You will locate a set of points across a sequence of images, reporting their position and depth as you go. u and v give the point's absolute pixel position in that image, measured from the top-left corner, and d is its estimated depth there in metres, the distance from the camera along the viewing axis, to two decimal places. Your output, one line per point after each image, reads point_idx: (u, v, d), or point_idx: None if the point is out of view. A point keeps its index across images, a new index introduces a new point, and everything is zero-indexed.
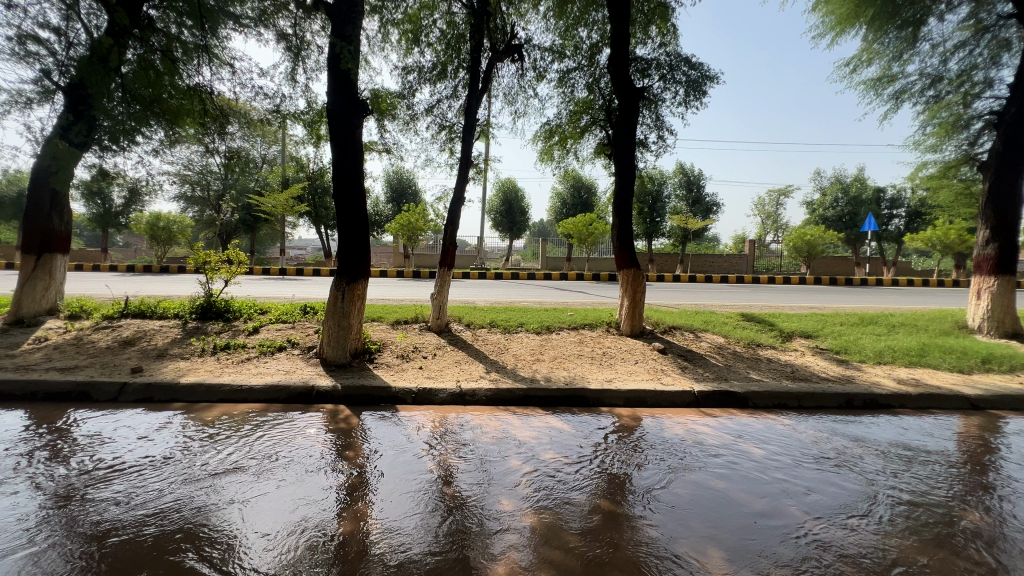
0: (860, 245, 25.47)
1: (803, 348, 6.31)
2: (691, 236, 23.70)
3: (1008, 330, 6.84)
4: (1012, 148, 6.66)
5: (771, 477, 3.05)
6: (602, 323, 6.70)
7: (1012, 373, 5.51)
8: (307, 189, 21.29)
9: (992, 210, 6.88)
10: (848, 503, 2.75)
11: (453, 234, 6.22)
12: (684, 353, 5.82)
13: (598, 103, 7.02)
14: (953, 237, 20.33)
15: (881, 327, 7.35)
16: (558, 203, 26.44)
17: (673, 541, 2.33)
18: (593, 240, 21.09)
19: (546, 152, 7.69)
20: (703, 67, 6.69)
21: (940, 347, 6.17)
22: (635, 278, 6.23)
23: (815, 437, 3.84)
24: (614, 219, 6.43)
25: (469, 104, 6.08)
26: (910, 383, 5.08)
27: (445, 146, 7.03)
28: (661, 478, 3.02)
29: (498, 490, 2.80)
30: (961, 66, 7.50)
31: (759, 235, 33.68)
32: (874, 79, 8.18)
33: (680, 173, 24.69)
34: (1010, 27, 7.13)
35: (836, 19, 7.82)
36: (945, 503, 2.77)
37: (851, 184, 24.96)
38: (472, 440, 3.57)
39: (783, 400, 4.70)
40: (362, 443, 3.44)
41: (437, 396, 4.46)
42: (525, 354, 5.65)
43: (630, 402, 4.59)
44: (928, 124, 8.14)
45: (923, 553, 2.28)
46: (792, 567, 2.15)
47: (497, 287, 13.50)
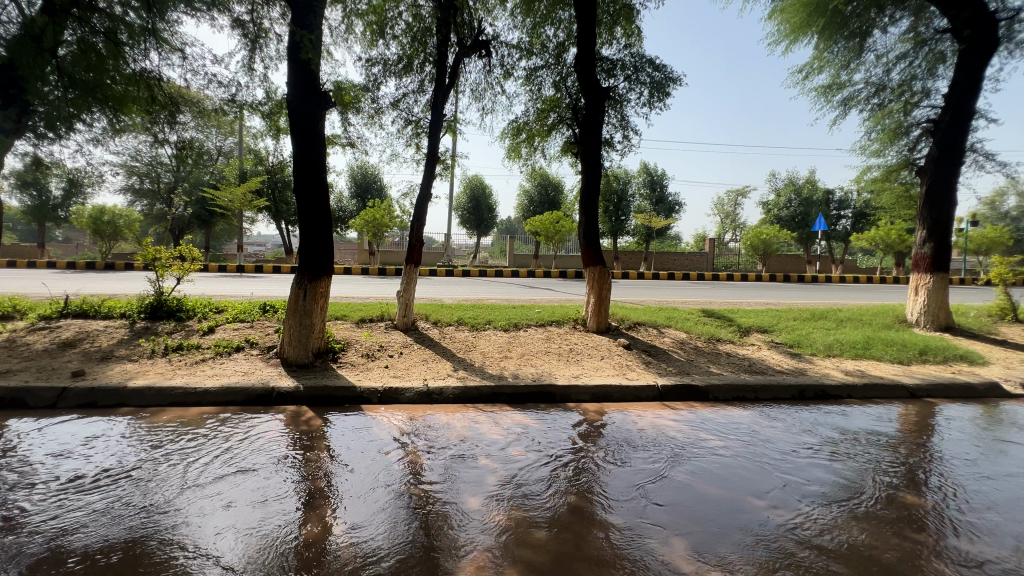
0: (811, 244, 26.77)
1: (759, 342, 6.58)
2: (654, 235, 24.29)
3: (942, 323, 7.38)
4: (947, 154, 7.14)
5: (730, 468, 3.17)
6: (569, 320, 6.78)
7: (946, 364, 5.94)
8: (267, 183, 20.52)
9: (929, 212, 7.36)
10: (802, 489, 2.89)
11: (420, 231, 6.14)
12: (648, 349, 5.97)
13: (566, 101, 7.08)
14: (894, 237, 21.69)
15: (830, 321, 7.77)
16: (525, 201, 26.54)
17: (641, 533, 2.38)
18: (560, 238, 21.29)
19: (514, 149, 7.69)
20: (666, 69, 6.85)
21: (883, 339, 6.57)
22: (601, 275, 6.32)
23: (771, 428, 4.02)
24: (580, 217, 6.50)
25: (436, 99, 6.00)
26: (856, 374, 5.40)
27: (411, 141, 6.91)
28: (628, 472, 3.08)
29: (468, 488, 2.79)
30: (902, 76, 8.01)
31: (719, 233, 34.90)
32: (825, 86, 8.61)
33: (644, 172, 25.21)
34: (945, 41, 7.64)
35: (790, 27, 8.17)
36: (888, 486, 2.96)
37: (803, 186, 26.18)
38: (439, 439, 3.54)
39: (741, 392, 4.90)
40: (323, 446, 3.34)
41: (403, 395, 4.40)
42: (493, 351, 5.64)
43: (596, 398, 4.67)
44: (873, 130, 8.62)
45: (870, 535, 2.42)
46: (750, 553, 2.24)
47: (464, 285, 13.42)
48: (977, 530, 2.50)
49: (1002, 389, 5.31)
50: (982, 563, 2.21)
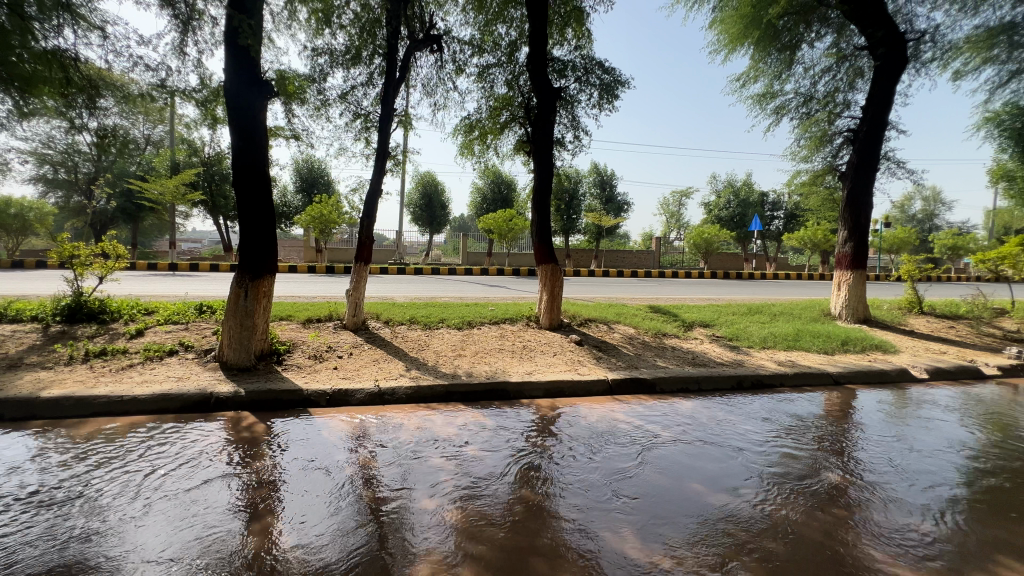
0: (748, 244, 28.45)
1: (702, 336, 6.93)
2: (604, 233, 24.93)
3: (861, 316, 8.07)
4: (865, 161, 7.81)
5: (675, 457, 3.32)
6: (523, 317, 6.84)
7: (864, 353, 6.51)
8: (201, 176, 19.24)
9: (850, 214, 8.02)
10: (740, 474, 3.07)
11: (370, 227, 5.97)
12: (599, 344, 6.13)
13: (518, 100, 7.12)
14: (820, 237, 23.47)
15: (765, 315, 8.31)
16: (478, 199, 26.44)
17: (593, 525, 2.44)
18: (513, 236, 21.38)
19: (466, 146, 7.63)
20: (615, 72, 7.04)
21: (811, 332, 7.11)
22: (554, 272, 6.41)
23: (712, 417, 4.25)
24: (533, 215, 6.56)
25: (386, 93, 5.85)
26: (787, 365, 5.81)
27: (360, 136, 6.70)
28: (580, 465, 3.16)
29: (421, 489, 2.76)
30: (827, 89, 8.67)
31: (664, 232, 36.30)
32: (760, 95, 9.16)
33: (595, 172, 25.78)
34: (863, 58, 8.34)
35: (728, 38, 8.63)
36: (814, 467, 3.21)
37: (740, 188, 27.75)
38: (391, 440, 3.48)
39: (685, 384, 5.14)
40: (268, 452, 3.20)
41: (353, 396, 4.28)
42: (446, 349, 5.60)
43: (549, 393, 4.75)
44: (802, 138, 9.27)
45: (799, 512, 2.61)
46: (694, 535, 2.36)
47: (415, 283, 13.19)
48: (890, 502, 2.76)
49: (910, 374, 5.89)
50: (894, 531, 2.45)
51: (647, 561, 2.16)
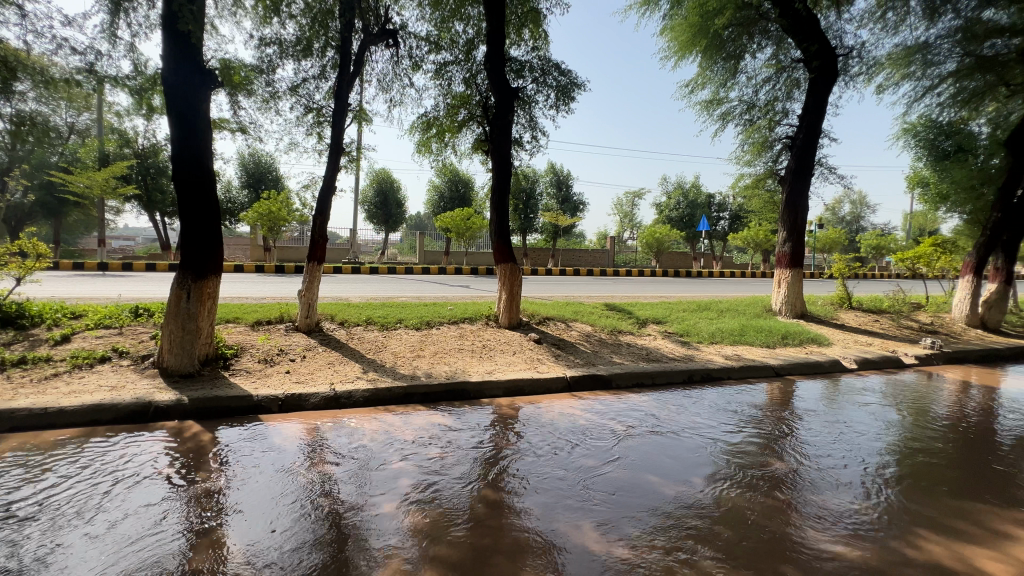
0: (696, 243, 29.72)
1: (655, 332, 7.19)
2: (561, 232, 25.30)
3: (798, 312, 8.63)
4: (802, 166, 8.35)
5: (632, 451, 3.42)
6: (482, 316, 6.83)
7: (801, 346, 6.97)
8: (135, 169, 17.89)
9: (789, 216, 8.54)
10: (692, 464, 3.21)
11: (323, 225, 5.77)
12: (557, 342, 6.23)
13: (476, 99, 7.09)
14: (762, 237, 24.93)
15: (713, 312, 8.71)
16: (435, 197, 26.14)
17: (554, 521, 2.48)
18: (471, 235, 21.29)
19: (424, 144, 7.53)
20: (571, 74, 7.16)
21: (754, 327, 7.53)
22: (512, 271, 6.44)
23: (666, 410, 4.42)
24: (492, 214, 6.56)
25: (339, 87, 5.67)
26: (734, 358, 6.14)
27: (313, 130, 6.45)
28: (541, 462, 3.20)
29: (380, 493, 2.70)
30: (767, 97, 9.20)
31: (618, 232, 37.25)
32: (707, 101, 9.59)
33: (551, 172, 26.06)
34: (799, 70, 8.91)
35: (678, 45, 8.99)
36: (759, 454, 3.41)
37: (689, 190, 28.95)
38: (348, 445, 3.38)
39: (640, 378, 5.31)
40: (216, 462, 3.04)
41: (307, 401, 4.13)
42: (404, 350, 5.50)
43: (509, 392, 4.77)
44: (746, 143, 9.78)
45: (745, 498, 2.76)
46: (651, 525, 2.45)
47: (371, 282, 12.85)
48: (823, 483, 2.98)
49: (841, 364, 6.37)
50: (829, 511, 2.64)
51: (607, 553, 2.22)
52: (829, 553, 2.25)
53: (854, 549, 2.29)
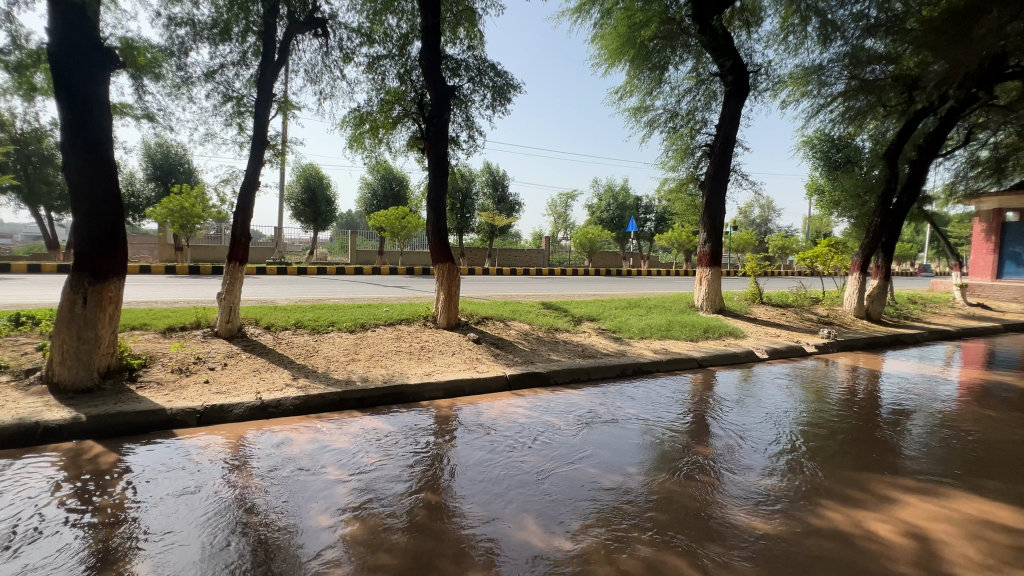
0: (626, 243, 31.12)
1: (589, 330, 7.44)
2: (497, 232, 25.43)
3: (717, 307, 9.32)
4: (720, 172, 9.00)
5: (571, 445, 3.52)
6: (419, 317, 6.69)
7: (721, 339, 7.53)
8: (13, 156, 15.63)
9: (709, 219, 9.18)
10: (626, 454, 3.36)
11: (245, 222, 5.38)
12: (497, 341, 6.26)
13: (410, 95, 6.94)
14: (684, 238, 26.64)
15: (643, 308, 9.18)
16: (368, 194, 25.25)
17: (496, 520, 2.48)
18: (406, 234, 20.78)
19: (356, 139, 7.23)
20: (507, 76, 7.21)
21: (679, 322, 8.03)
22: (450, 270, 6.37)
23: (602, 405, 4.58)
24: (429, 213, 6.46)
25: (263, 76, 5.32)
26: (662, 352, 6.50)
27: (232, 121, 5.99)
28: (483, 461, 3.20)
29: (312, 507, 2.56)
30: (689, 107, 9.85)
31: (552, 232, 38.04)
32: (635, 108, 10.09)
33: (487, 172, 26.06)
34: (716, 83, 9.62)
35: (608, 53, 9.38)
36: (686, 441, 3.64)
37: (618, 193, 30.28)
38: (275, 456, 3.19)
39: (576, 374, 5.47)
40: (123, 485, 2.74)
41: (230, 413, 3.83)
42: (338, 354, 5.26)
43: (449, 393, 4.72)
44: (671, 149, 10.39)
45: (675, 484, 2.93)
46: (590, 515, 2.54)
47: (300, 284, 12.13)
48: (736, 463, 3.26)
49: (755, 355, 6.96)
50: (748, 489, 2.88)
51: (549, 547, 2.26)
52: (748, 528, 2.46)
53: (770, 523, 2.50)
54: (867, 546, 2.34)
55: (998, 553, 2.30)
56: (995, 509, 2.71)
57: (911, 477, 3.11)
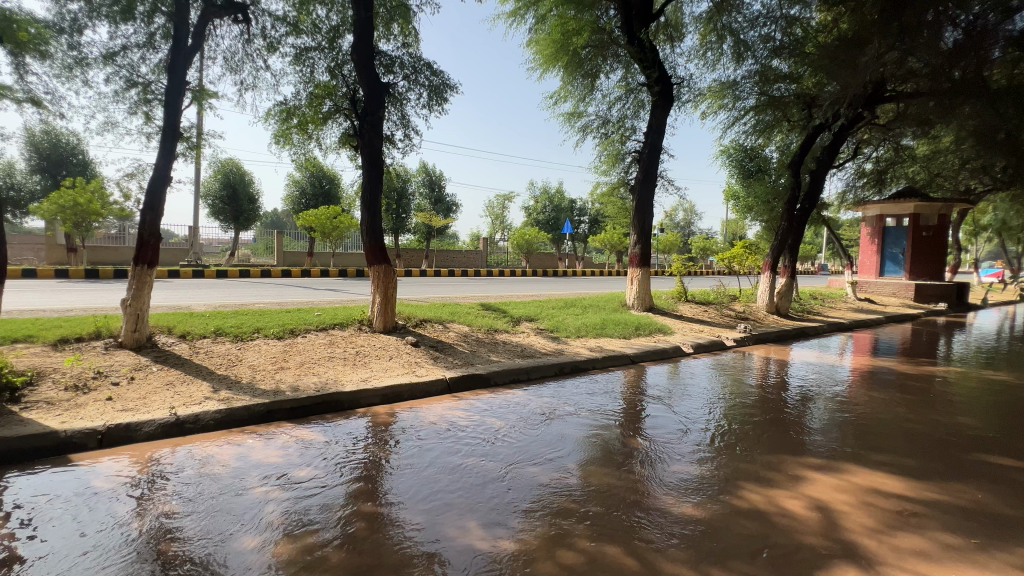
0: (561, 244, 31.93)
1: (528, 330, 7.54)
2: (434, 232, 25.11)
3: (647, 306, 9.81)
4: (649, 178, 9.48)
5: (512, 445, 3.54)
6: (353, 321, 6.43)
7: (651, 335, 7.93)
8: None
9: (639, 222, 9.64)
10: (567, 451, 3.45)
11: (154, 221, 4.90)
12: (435, 344, 6.17)
13: (342, 90, 6.67)
14: (616, 239, 27.79)
15: (579, 308, 9.45)
16: (295, 192, 23.88)
17: (437, 526, 2.44)
18: (338, 234, 19.90)
19: (282, 134, 6.83)
20: (444, 75, 7.12)
21: (613, 321, 8.35)
22: (387, 272, 6.19)
23: (541, 403, 4.65)
24: (363, 213, 6.23)
25: (174, 61, 4.87)
26: (597, 350, 6.74)
27: (137, 110, 5.43)
28: (422, 467, 3.13)
29: (237, 530, 2.37)
30: (619, 115, 10.29)
31: (490, 233, 38.15)
32: (569, 114, 10.38)
33: (423, 171, 25.60)
34: (644, 93, 10.13)
35: (543, 58, 9.60)
36: (621, 435, 3.80)
37: (554, 195, 31.01)
38: (193, 477, 2.93)
39: (516, 374, 5.53)
40: (7, 523, 2.40)
41: (138, 432, 3.46)
42: (264, 363, 4.93)
43: (386, 399, 4.58)
44: (603, 154, 10.81)
45: (612, 477, 3.05)
46: (533, 514, 2.58)
47: (219, 288, 11.23)
48: (665, 452, 3.46)
49: (681, 350, 7.41)
50: (677, 477, 3.05)
51: (492, 549, 2.26)
52: (678, 514, 2.61)
53: (697, 508, 2.67)
54: (781, 522, 2.56)
55: (886, 518, 2.62)
56: (884, 479, 3.08)
57: (816, 456, 3.44)
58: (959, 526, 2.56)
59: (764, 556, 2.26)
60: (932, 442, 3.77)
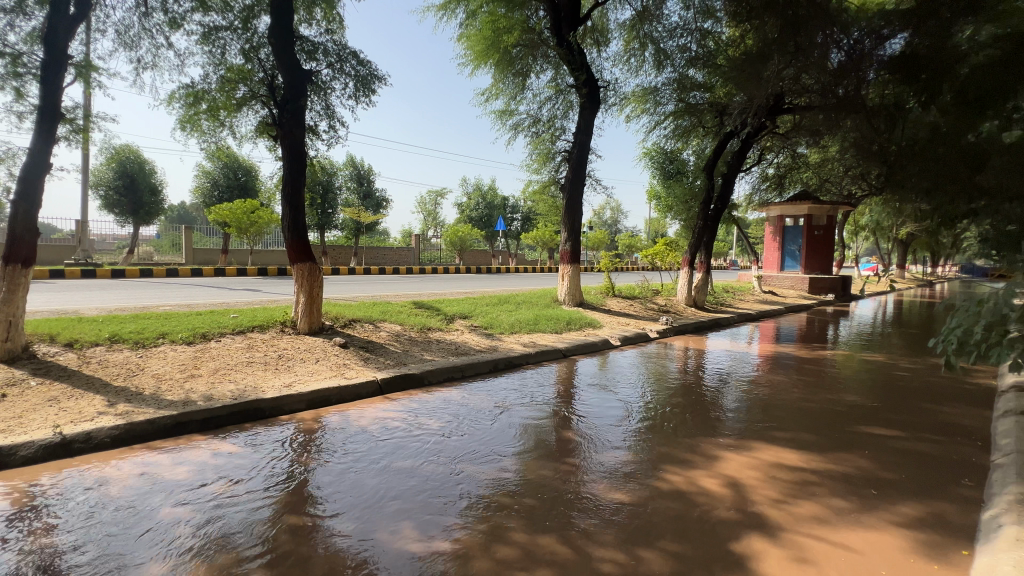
0: (494, 241, 32.16)
1: (462, 327, 7.51)
2: (363, 229, 24.20)
3: (578, 301, 10.13)
4: (578, 177, 9.78)
5: (447, 445, 3.51)
6: (275, 323, 6.03)
7: (581, 330, 8.21)
8: None
9: (569, 220, 9.92)
10: (502, 447, 3.47)
11: (29, 214, 4.27)
12: (366, 345, 5.95)
13: (258, 76, 6.21)
14: (547, 237, 28.44)
15: (512, 304, 9.56)
16: (206, 184, 21.91)
17: (369, 532, 2.37)
18: (257, 230, 18.56)
19: (189, 120, 6.25)
20: (371, 66, 6.86)
21: (545, 316, 8.54)
22: (312, 270, 5.87)
23: (476, 401, 4.65)
24: (284, 208, 5.86)
25: (52, 31, 4.27)
26: (531, 345, 6.86)
27: (6, 85, 4.70)
28: (352, 473, 3.02)
29: (138, 558, 2.15)
30: (549, 115, 10.51)
31: (422, 230, 37.49)
32: (500, 111, 10.44)
33: (351, 164, 24.53)
34: (572, 94, 10.42)
35: (474, 54, 9.59)
36: (555, 428, 3.89)
37: (486, 192, 31.14)
38: (83, 502, 2.62)
39: (450, 373, 5.48)
40: None
41: (14, 456, 3.02)
42: (171, 371, 4.49)
43: (313, 404, 4.35)
44: (534, 153, 11.00)
45: (546, 470, 3.11)
46: (469, 512, 2.58)
47: (115, 289, 10.06)
48: (596, 442, 3.61)
49: (610, 343, 7.75)
50: (607, 466, 3.19)
51: (427, 551, 2.24)
52: (608, 500, 2.73)
53: (626, 493, 2.81)
54: (700, 500, 2.77)
55: (787, 489, 2.92)
56: (784, 453, 3.44)
57: (729, 437, 3.76)
58: (845, 491, 2.92)
59: (685, 533, 2.43)
60: (823, 418, 4.26)
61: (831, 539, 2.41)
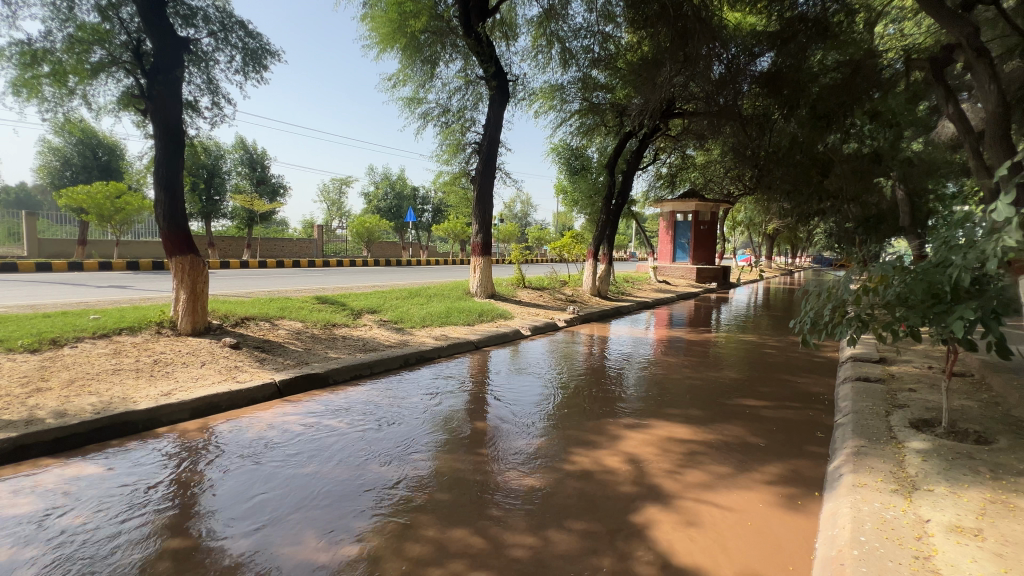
0: (404, 233, 31.32)
1: (370, 322, 7.20)
2: (257, 218, 22.16)
3: (490, 293, 10.21)
4: (488, 169, 9.81)
5: (354, 446, 3.35)
6: (149, 324, 5.31)
7: (493, 321, 8.29)
8: None
9: (480, 212, 9.95)
10: (414, 444, 3.40)
11: None
12: (262, 344, 5.48)
13: (120, 38, 5.37)
14: (459, 229, 28.32)
15: (423, 297, 9.37)
16: (54, 163, 18.56)
17: (267, 545, 2.21)
18: (124, 217, 16.17)
19: (26, 84, 5.22)
20: (262, 39, 6.25)
21: (457, 309, 8.49)
22: (193, 264, 5.25)
23: (387, 398, 4.50)
24: (158, 192, 5.16)
25: None
26: (443, 339, 6.78)
27: None
28: (245, 484, 2.77)
29: None
30: (459, 105, 10.40)
31: (326, 220, 35.34)
32: (409, 99, 10.14)
33: (241, 147, 22.17)
34: (482, 86, 10.39)
35: (380, 36, 9.19)
36: (468, 420, 3.89)
37: (395, 181, 30.15)
38: None
39: (357, 370, 5.25)
40: None
41: None
42: (9, 385, 3.76)
43: (199, 413, 3.91)
44: (445, 143, 10.84)
45: (460, 463, 3.11)
46: (379, 512, 2.51)
47: None
48: (509, 431, 3.67)
49: (521, 333, 7.93)
50: (518, 454, 3.26)
51: (332, 558, 2.14)
52: (521, 487, 2.80)
53: (537, 478, 2.91)
54: (604, 477, 2.96)
55: (679, 460, 3.23)
56: (676, 428, 3.79)
57: (630, 416, 4.05)
58: (726, 457, 3.29)
59: (591, 510, 2.58)
60: (709, 394, 4.75)
61: (714, 501, 2.72)
